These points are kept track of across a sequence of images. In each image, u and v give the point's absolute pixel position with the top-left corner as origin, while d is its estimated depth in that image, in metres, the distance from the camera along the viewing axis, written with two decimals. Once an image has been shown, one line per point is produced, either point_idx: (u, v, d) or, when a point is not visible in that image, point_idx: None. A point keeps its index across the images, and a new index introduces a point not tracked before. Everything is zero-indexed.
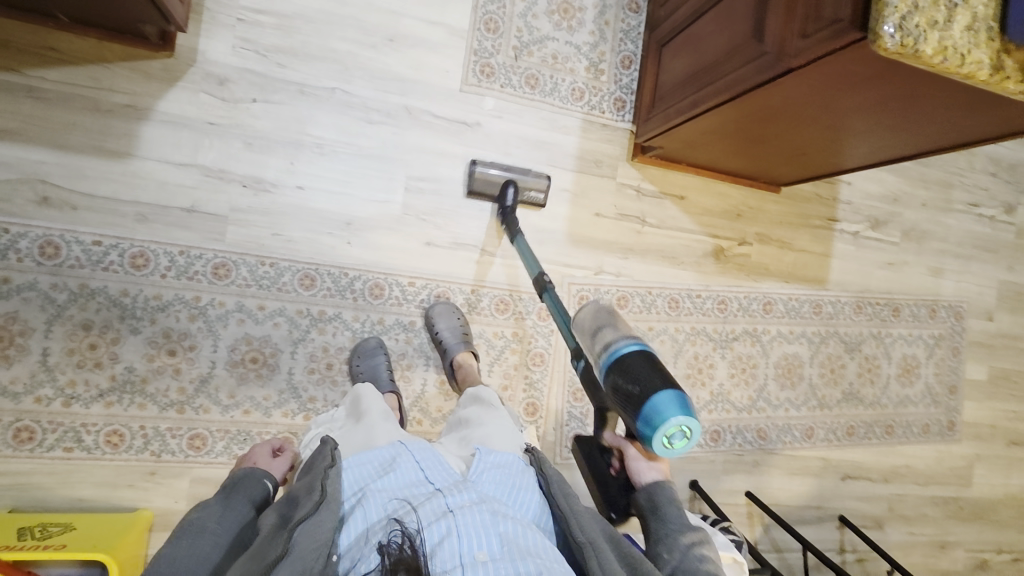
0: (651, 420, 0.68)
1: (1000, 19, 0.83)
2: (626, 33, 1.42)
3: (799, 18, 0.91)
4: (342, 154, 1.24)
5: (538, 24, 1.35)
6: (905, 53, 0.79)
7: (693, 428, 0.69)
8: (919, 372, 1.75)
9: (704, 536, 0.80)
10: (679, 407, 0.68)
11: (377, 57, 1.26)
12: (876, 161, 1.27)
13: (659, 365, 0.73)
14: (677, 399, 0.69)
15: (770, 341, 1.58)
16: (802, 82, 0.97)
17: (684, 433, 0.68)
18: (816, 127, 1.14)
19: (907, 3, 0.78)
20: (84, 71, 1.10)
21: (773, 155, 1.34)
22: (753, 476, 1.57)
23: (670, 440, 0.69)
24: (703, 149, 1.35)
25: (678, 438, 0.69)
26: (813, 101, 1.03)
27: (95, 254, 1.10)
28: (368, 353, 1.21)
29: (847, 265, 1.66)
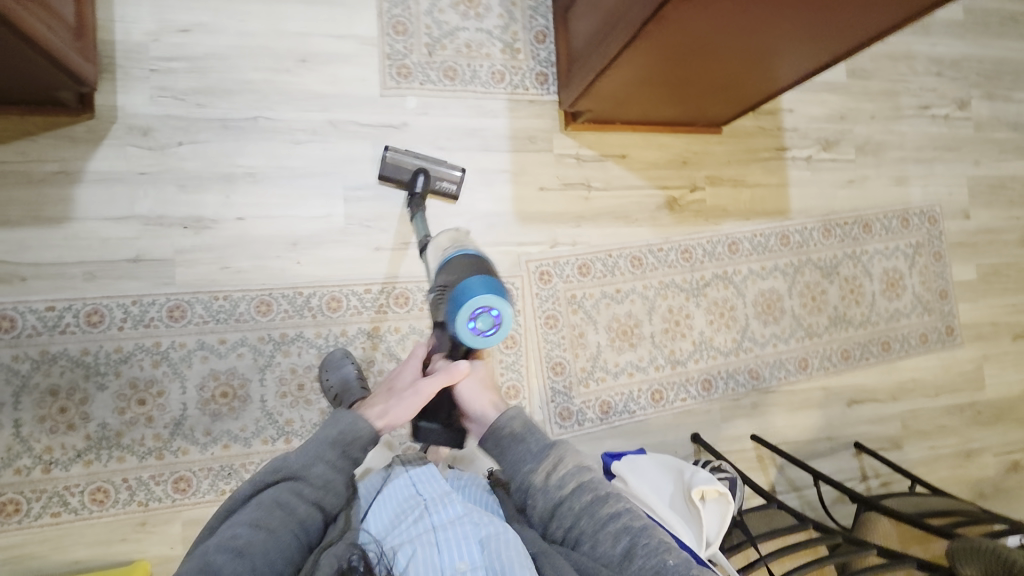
0: (460, 296, 0.92)
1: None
2: (535, 9, 1.43)
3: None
4: (277, 178, 1.26)
5: (445, 17, 1.38)
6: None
7: (500, 312, 0.92)
8: (905, 284, 1.72)
9: (556, 456, 0.86)
10: (482, 288, 0.92)
11: (293, 79, 1.28)
12: (806, 75, 1.25)
13: (488, 270, 0.98)
14: (480, 283, 0.93)
15: (743, 281, 1.57)
16: (691, 8, 0.96)
17: (487, 312, 0.92)
18: (730, 50, 1.12)
19: None
20: (11, 147, 1.13)
21: (705, 91, 1.32)
22: (754, 419, 1.55)
23: (480, 316, 0.92)
24: (634, 100, 1.34)
25: (486, 318, 0.92)
26: (712, 24, 1.02)
27: (50, 319, 1.13)
28: (335, 363, 1.20)
29: (806, 191, 1.65)
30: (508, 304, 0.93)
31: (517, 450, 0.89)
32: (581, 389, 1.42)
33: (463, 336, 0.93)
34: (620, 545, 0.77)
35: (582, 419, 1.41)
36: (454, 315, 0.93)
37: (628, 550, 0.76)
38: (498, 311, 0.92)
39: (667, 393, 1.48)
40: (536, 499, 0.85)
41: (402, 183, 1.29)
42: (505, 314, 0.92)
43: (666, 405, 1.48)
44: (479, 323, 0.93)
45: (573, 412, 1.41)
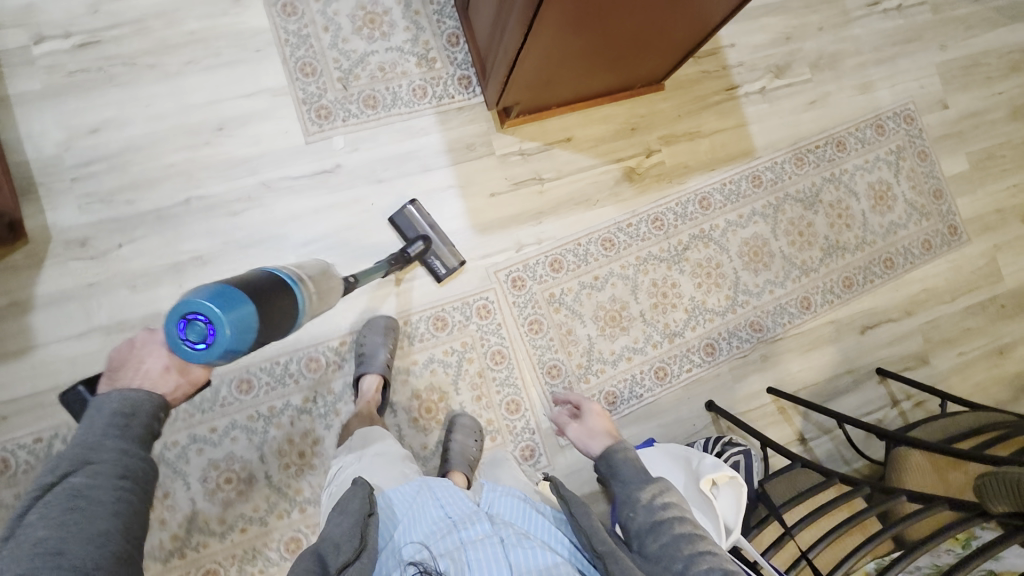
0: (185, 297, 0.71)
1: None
2: (441, 13, 1.37)
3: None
4: (224, 254, 1.23)
5: (351, 46, 1.32)
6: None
7: (216, 331, 0.69)
8: (894, 194, 1.64)
9: (662, 484, 0.84)
10: (209, 295, 0.70)
11: (214, 150, 1.25)
12: (736, 11, 1.15)
13: (250, 287, 0.75)
14: (214, 291, 0.71)
15: (723, 235, 1.51)
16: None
17: (201, 327, 0.69)
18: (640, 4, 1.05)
19: None
20: None
21: (634, 48, 1.25)
22: (767, 371, 1.50)
23: (192, 328, 0.69)
24: (564, 78, 1.28)
25: (201, 331, 0.69)
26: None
27: (41, 450, 1.13)
28: (375, 329, 1.25)
29: (768, 125, 1.57)
30: (229, 322, 0.69)
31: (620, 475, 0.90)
32: (583, 386, 1.38)
33: (169, 342, 0.70)
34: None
35: None
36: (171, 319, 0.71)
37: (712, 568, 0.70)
38: (217, 327, 0.69)
39: (671, 367, 1.44)
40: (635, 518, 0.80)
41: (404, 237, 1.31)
42: (221, 330, 0.69)
43: (673, 379, 1.44)
44: (192, 337, 0.70)
45: None
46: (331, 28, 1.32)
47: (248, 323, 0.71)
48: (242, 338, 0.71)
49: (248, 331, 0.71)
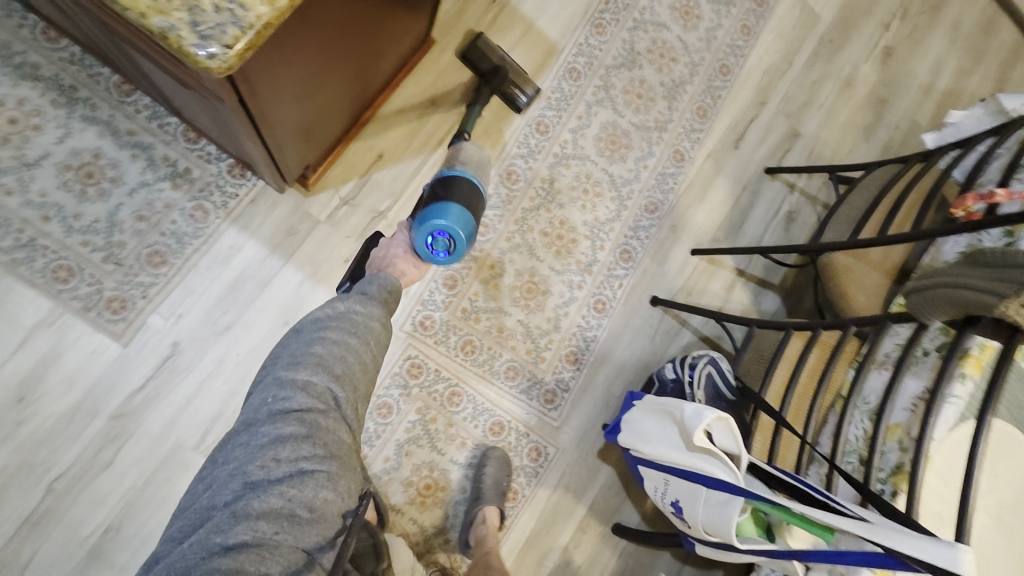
0: (428, 214, 1.00)
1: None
2: (157, 115, 1.13)
3: (175, 61, 0.66)
4: (131, 507, 1.08)
5: (90, 216, 1.09)
6: (252, 41, 0.56)
7: (456, 240, 1.00)
8: (695, 1, 1.57)
9: None
10: (450, 214, 0.99)
11: (35, 420, 1.05)
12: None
13: (463, 200, 1.03)
14: (450, 208, 1.00)
15: (575, 144, 1.43)
16: (266, 76, 0.72)
17: (443, 237, 1.00)
18: (352, 13, 0.84)
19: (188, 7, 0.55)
20: None
21: (378, 31, 1.03)
22: (683, 238, 1.50)
23: (435, 243, 1.01)
24: (332, 110, 1.07)
25: (444, 243, 1.00)
26: (299, 48, 0.76)
27: None
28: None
29: (551, 9, 1.43)
30: (464, 234, 1.00)
31: None
32: (543, 366, 1.36)
33: (417, 247, 1.01)
34: None
35: (566, 385, 1.37)
36: (418, 226, 1.01)
37: None
38: (452, 236, 0.99)
39: (605, 295, 1.42)
40: None
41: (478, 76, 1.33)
42: (455, 233, 0.99)
43: (613, 303, 1.42)
44: (433, 243, 1.01)
45: (555, 388, 1.36)
46: (53, 212, 1.07)
47: (466, 219, 1.01)
48: (469, 243, 1.03)
49: (469, 228, 1.01)
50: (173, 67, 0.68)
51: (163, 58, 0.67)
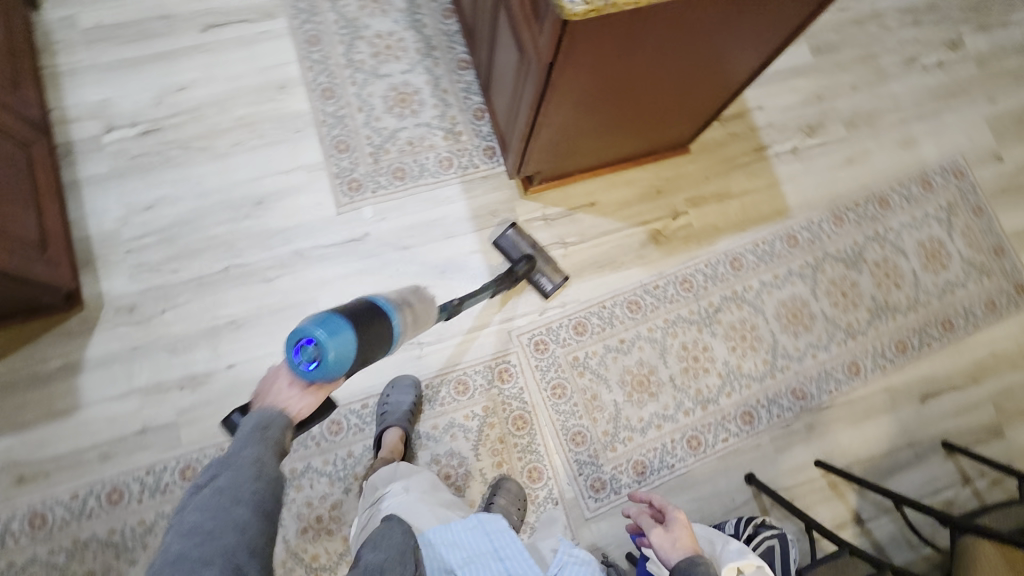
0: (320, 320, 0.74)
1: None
2: (468, 90, 1.46)
3: (532, 21, 0.88)
4: (257, 319, 1.29)
5: (383, 123, 1.42)
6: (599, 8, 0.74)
7: (326, 354, 0.72)
8: (948, 251, 1.53)
9: None
10: (347, 330, 0.74)
11: (254, 221, 1.34)
12: (762, 67, 1.14)
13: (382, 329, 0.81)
14: (346, 326, 0.74)
15: (758, 296, 1.44)
16: (576, 69, 0.92)
17: (313, 353, 0.73)
18: (655, 73, 1.04)
19: None
20: (17, 354, 1.22)
21: (660, 108, 1.22)
22: (814, 443, 1.38)
23: (306, 354, 0.73)
24: (588, 141, 1.27)
25: (311, 353, 0.73)
26: (609, 69, 0.95)
27: (76, 506, 1.17)
28: (400, 388, 1.26)
29: (803, 183, 1.52)
30: (333, 347, 0.72)
31: None
32: (609, 455, 1.32)
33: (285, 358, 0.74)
34: None
35: (618, 487, 1.31)
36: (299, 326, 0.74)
37: None
38: (320, 348, 0.72)
39: (705, 437, 1.35)
40: None
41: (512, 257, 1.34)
42: (326, 350, 0.72)
43: (708, 450, 1.35)
44: (297, 357, 0.73)
45: (607, 482, 1.31)
46: (366, 108, 1.42)
47: (347, 329, 0.74)
48: (338, 366, 0.73)
49: (345, 336, 0.74)
50: (526, 26, 0.91)
51: (526, 17, 0.90)
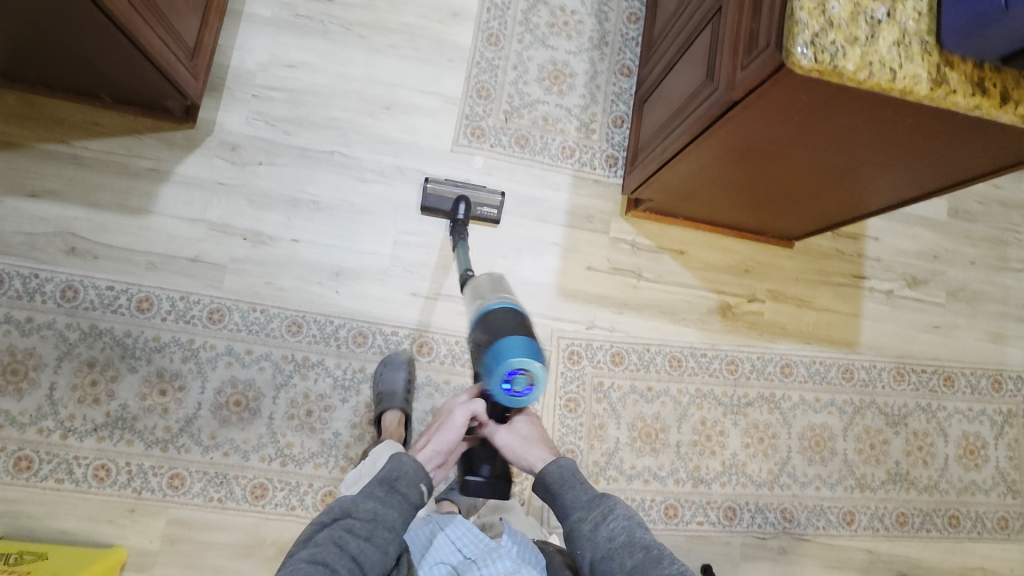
0: (495, 357, 0.86)
1: (938, 33, 0.69)
2: (618, 96, 1.46)
3: (741, 51, 0.85)
4: (338, 210, 1.32)
5: (528, 89, 1.43)
6: (828, 72, 0.67)
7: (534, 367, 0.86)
8: (987, 454, 1.49)
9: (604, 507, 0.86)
10: (518, 348, 0.86)
11: (374, 122, 1.36)
12: (908, 202, 1.12)
13: (525, 322, 0.91)
14: (518, 342, 0.86)
15: (791, 409, 1.42)
16: (755, 116, 0.88)
17: (527, 371, 0.87)
18: (818, 161, 1.01)
19: (821, 19, 0.67)
20: (119, 141, 1.27)
21: (797, 194, 1.20)
22: (780, 566, 1.37)
23: (513, 379, 0.87)
24: (713, 193, 1.25)
25: (523, 379, 0.88)
26: (783, 133, 0.92)
27: (107, 297, 1.22)
28: (394, 365, 1.25)
29: (881, 327, 1.50)
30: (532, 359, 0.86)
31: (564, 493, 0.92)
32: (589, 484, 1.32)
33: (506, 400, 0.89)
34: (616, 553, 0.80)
35: None
36: (490, 373, 0.88)
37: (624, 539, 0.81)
38: (530, 370, 0.87)
39: (682, 511, 1.34)
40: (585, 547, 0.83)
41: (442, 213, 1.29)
42: (530, 365, 0.86)
43: (680, 524, 1.34)
44: (517, 383, 0.88)
45: None
46: (520, 68, 1.43)
47: (534, 341, 0.88)
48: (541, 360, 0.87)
49: (535, 348, 0.87)
50: (733, 54, 0.88)
51: (736, 45, 0.87)
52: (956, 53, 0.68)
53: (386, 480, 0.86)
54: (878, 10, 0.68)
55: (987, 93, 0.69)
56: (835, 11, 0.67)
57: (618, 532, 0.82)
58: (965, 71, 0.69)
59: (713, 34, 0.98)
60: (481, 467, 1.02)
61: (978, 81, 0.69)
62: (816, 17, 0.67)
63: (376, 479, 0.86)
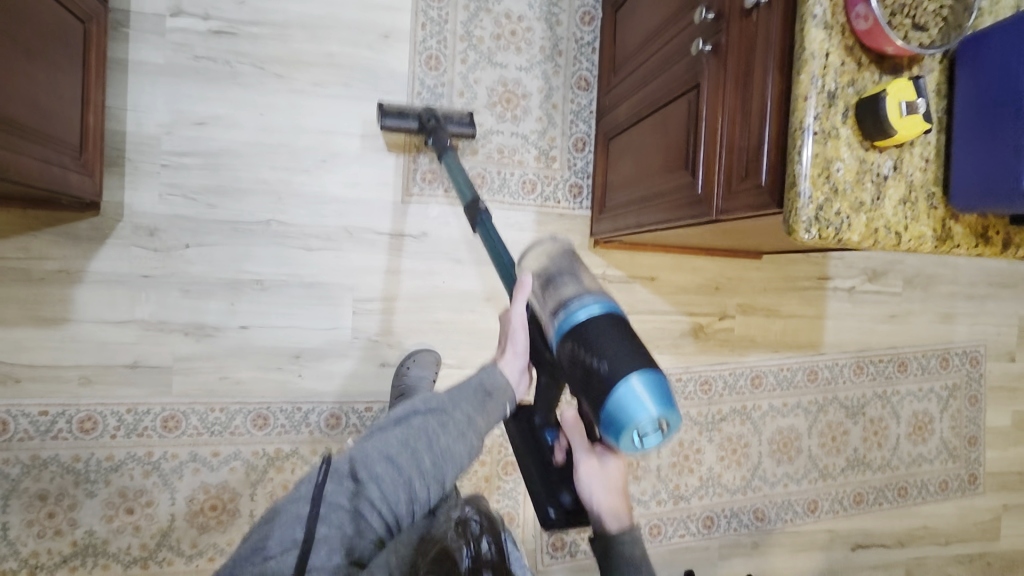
0: (618, 413, 0.63)
1: (942, 184, 0.66)
2: (577, 114, 1.32)
3: (739, 169, 0.76)
4: (286, 286, 1.20)
5: (479, 119, 1.27)
6: (834, 243, 0.62)
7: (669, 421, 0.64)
8: (933, 427, 1.62)
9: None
10: (648, 400, 0.62)
11: (311, 180, 1.20)
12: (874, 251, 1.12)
13: (635, 341, 0.67)
14: (645, 392, 0.63)
15: (761, 417, 1.49)
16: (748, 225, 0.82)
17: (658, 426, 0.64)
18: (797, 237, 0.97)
19: (826, 188, 0.61)
20: (13, 243, 1.09)
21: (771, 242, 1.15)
22: (752, 558, 1.50)
23: (642, 438, 0.64)
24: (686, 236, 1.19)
25: (650, 430, 0.64)
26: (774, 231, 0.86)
27: (43, 423, 1.11)
28: (422, 363, 1.20)
29: (843, 324, 1.54)
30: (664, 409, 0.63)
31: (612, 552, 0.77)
32: None
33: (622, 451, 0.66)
34: None
35: (574, 550, 1.37)
36: (608, 429, 0.64)
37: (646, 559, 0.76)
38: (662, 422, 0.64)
39: (665, 528, 1.43)
40: None
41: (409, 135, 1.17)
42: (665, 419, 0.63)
43: (663, 539, 1.43)
44: (638, 441, 0.65)
45: (567, 541, 1.37)
46: (467, 94, 1.26)
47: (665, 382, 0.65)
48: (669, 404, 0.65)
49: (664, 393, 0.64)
50: (714, 162, 0.80)
51: (718, 151, 0.80)
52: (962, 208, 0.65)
53: (483, 389, 0.72)
54: (884, 167, 0.63)
55: (989, 240, 0.68)
56: (841, 175, 0.62)
57: None
58: (970, 221, 0.67)
59: (690, 112, 0.88)
60: (560, 497, 0.79)
61: (981, 230, 0.67)
62: (821, 184, 0.61)
63: (473, 381, 0.72)
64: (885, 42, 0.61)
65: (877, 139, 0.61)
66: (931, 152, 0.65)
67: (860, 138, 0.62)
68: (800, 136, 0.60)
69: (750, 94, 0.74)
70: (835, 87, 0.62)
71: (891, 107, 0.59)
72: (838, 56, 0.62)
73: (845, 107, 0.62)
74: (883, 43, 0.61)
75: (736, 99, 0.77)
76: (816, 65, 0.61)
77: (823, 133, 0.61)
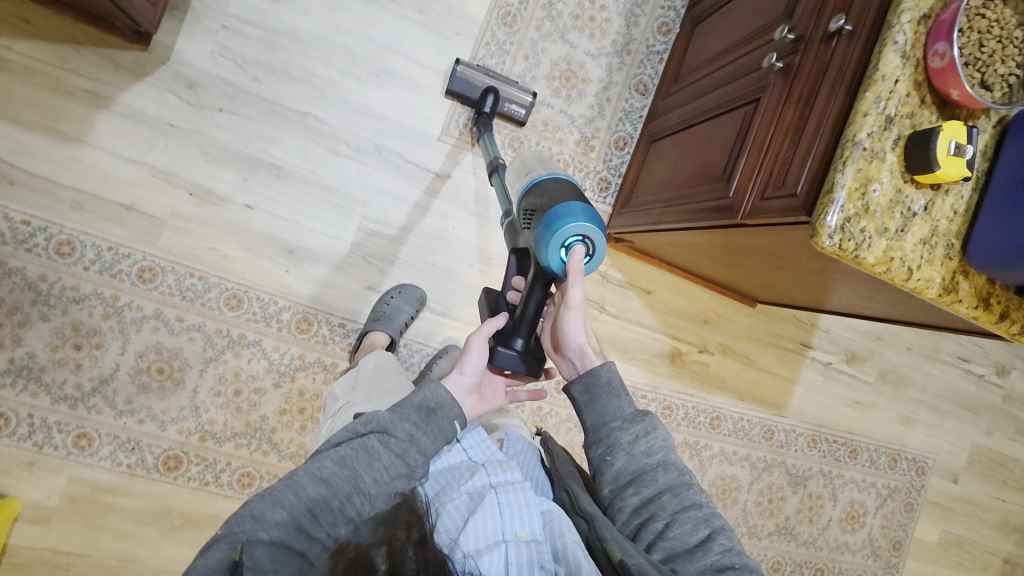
0: (553, 222, 0.77)
1: (963, 240, 0.72)
2: (627, 114, 1.34)
3: (774, 177, 0.79)
4: (302, 182, 1.20)
5: (535, 87, 1.29)
6: (846, 256, 0.69)
7: (596, 240, 0.78)
8: (864, 521, 1.64)
9: (648, 421, 0.76)
10: (579, 214, 0.77)
11: (359, 89, 1.21)
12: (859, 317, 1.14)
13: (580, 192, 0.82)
14: (579, 209, 0.78)
15: (709, 458, 1.49)
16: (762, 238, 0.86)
17: (585, 240, 0.78)
18: (792, 277, 1.02)
19: (858, 202, 0.68)
20: (51, 48, 1.08)
21: (769, 284, 1.19)
22: None
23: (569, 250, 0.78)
24: (689, 254, 1.22)
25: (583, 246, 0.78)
26: (779, 256, 0.91)
27: (21, 233, 1.08)
28: (406, 296, 1.22)
29: (811, 395, 1.57)
30: (589, 224, 0.77)
31: (601, 400, 0.79)
32: None
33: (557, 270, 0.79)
34: (653, 457, 0.74)
35: None
36: (543, 244, 0.78)
37: (638, 415, 0.77)
38: (591, 240, 0.78)
39: None
40: (618, 458, 0.75)
41: (468, 100, 1.22)
42: (593, 235, 0.77)
43: None
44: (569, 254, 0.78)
45: None
46: (531, 60, 1.28)
47: (595, 213, 0.78)
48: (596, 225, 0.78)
49: (595, 215, 0.78)
50: (754, 169, 0.83)
51: (761, 159, 0.82)
52: (978, 265, 0.71)
53: (425, 408, 0.76)
54: (915, 205, 0.70)
55: (989, 307, 0.73)
56: (874, 198, 0.68)
57: (655, 450, 0.75)
58: (977, 283, 0.72)
59: (743, 124, 0.90)
60: (516, 343, 0.85)
61: (985, 296, 0.73)
62: (855, 198, 0.68)
63: (412, 403, 0.76)
64: (953, 84, 0.67)
65: (918, 173, 0.68)
66: (963, 206, 0.72)
67: (903, 169, 0.69)
68: (848, 147, 0.67)
69: (810, 112, 0.76)
70: (895, 114, 0.68)
71: (942, 144, 0.65)
72: (905, 87, 0.69)
73: (898, 135, 0.69)
74: (951, 86, 0.68)
75: (795, 115, 0.79)
76: (885, 89, 0.68)
77: (871, 151, 0.68)
